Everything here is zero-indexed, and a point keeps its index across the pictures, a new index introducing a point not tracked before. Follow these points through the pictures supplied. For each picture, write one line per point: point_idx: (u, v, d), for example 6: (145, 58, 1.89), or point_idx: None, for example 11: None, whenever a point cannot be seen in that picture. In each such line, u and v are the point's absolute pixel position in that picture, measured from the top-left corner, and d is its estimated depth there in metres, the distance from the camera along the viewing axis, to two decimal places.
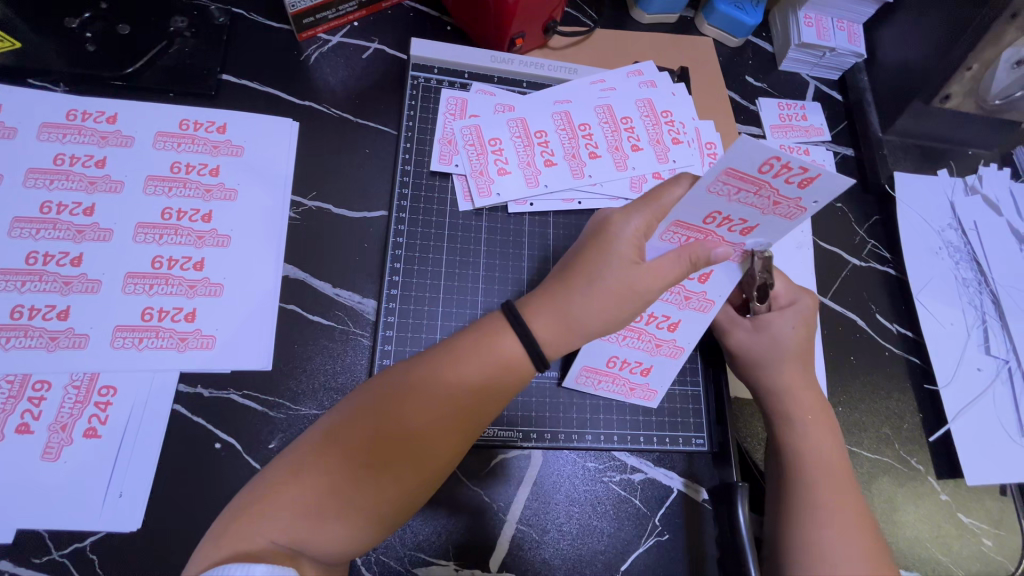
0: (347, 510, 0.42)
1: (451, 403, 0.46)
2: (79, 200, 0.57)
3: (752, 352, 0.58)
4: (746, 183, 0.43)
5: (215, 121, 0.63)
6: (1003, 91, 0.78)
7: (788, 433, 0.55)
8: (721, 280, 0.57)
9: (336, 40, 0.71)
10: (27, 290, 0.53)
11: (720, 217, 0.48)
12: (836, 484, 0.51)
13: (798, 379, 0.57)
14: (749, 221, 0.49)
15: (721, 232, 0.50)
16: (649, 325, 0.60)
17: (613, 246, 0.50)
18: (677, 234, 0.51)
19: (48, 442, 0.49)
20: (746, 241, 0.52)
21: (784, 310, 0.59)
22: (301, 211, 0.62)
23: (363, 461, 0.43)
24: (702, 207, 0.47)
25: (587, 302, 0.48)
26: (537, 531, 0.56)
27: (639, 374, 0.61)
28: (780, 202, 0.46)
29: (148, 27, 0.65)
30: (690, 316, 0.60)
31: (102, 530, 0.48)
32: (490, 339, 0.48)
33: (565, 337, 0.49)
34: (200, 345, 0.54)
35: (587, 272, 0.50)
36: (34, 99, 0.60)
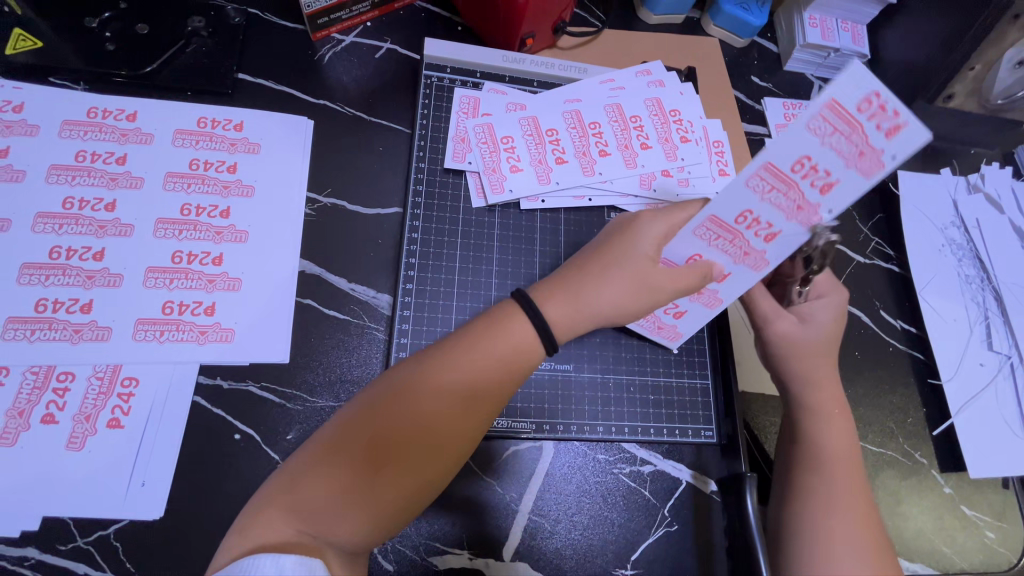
0: (366, 489, 0.43)
1: (464, 386, 0.47)
2: (100, 196, 0.58)
3: (793, 342, 0.57)
4: (841, 122, 0.37)
5: (232, 119, 0.64)
6: (1005, 91, 0.79)
7: (809, 424, 0.55)
8: (743, 280, 0.53)
9: (349, 40, 0.72)
10: (51, 284, 0.54)
11: (806, 164, 0.40)
12: (848, 477, 0.52)
13: (826, 373, 0.57)
14: (832, 175, 0.40)
15: (803, 186, 0.41)
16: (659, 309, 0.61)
17: (635, 245, 0.51)
18: (758, 183, 0.43)
19: (73, 432, 0.51)
20: (823, 205, 0.42)
21: (822, 301, 0.58)
22: (317, 207, 0.63)
23: (381, 441, 0.44)
24: (734, 202, 0.45)
25: (596, 294, 0.50)
26: (549, 521, 0.57)
27: (671, 316, 0.61)
28: (865, 153, 0.38)
29: (166, 27, 0.66)
30: (697, 309, 0.59)
31: (125, 518, 0.49)
32: (501, 325, 0.49)
33: (574, 318, 0.50)
34: (219, 338, 0.56)
35: (600, 264, 0.52)
36: (56, 97, 0.61)
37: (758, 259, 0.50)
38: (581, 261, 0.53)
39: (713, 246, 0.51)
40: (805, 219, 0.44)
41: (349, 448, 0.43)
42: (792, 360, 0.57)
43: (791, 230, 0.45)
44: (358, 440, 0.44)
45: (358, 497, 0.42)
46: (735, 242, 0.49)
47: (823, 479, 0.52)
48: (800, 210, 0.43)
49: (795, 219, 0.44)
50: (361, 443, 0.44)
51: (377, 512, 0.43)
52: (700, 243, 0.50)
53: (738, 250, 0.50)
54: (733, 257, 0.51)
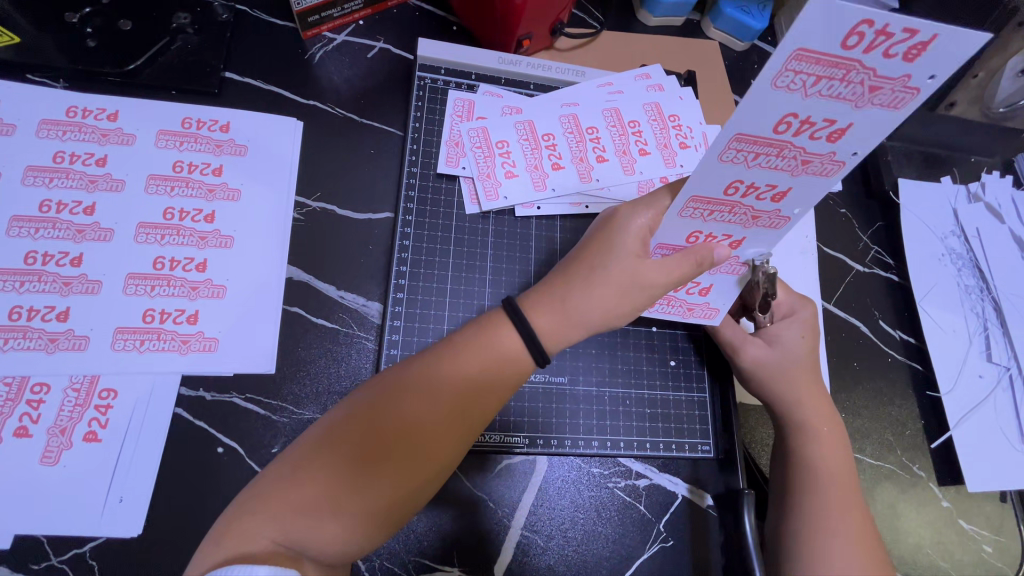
0: (343, 494, 0.41)
1: (453, 389, 0.45)
2: (79, 199, 0.56)
3: (767, 366, 0.58)
4: (827, 67, 0.33)
5: (217, 120, 0.62)
6: (1007, 99, 0.79)
7: (799, 441, 0.55)
8: (759, 238, 0.51)
9: (340, 39, 0.70)
10: (26, 291, 0.52)
11: (796, 122, 0.37)
12: (846, 494, 0.51)
13: (809, 388, 0.56)
14: (837, 122, 0.36)
15: (799, 141, 0.38)
16: (680, 291, 0.56)
17: (618, 236, 0.50)
18: (740, 153, 0.40)
19: (47, 445, 0.49)
20: (837, 149, 0.39)
21: (789, 321, 0.59)
22: (305, 212, 0.61)
23: (365, 445, 0.42)
24: (718, 179, 0.42)
25: (588, 298, 0.48)
26: (542, 537, 0.55)
27: (698, 294, 0.57)
28: (880, 86, 0.34)
29: (150, 23, 0.64)
30: (722, 280, 0.56)
31: (101, 536, 0.47)
32: (489, 333, 0.47)
33: (565, 326, 0.48)
34: (201, 348, 0.54)
35: (584, 261, 0.50)
36: (34, 95, 0.59)
37: (772, 217, 0.47)
38: (568, 267, 0.51)
39: (710, 222, 0.48)
40: (819, 167, 0.41)
41: (328, 452, 0.42)
42: (768, 383, 0.57)
43: (804, 182, 0.43)
44: (342, 443, 0.42)
45: (338, 503, 0.40)
46: (736, 211, 0.47)
47: (820, 496, 0.51)
48: (806, 162, 0.40)
49: (804, 172, 0.42)
50: (343, 445, 0.42)
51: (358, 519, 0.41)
52: (694, 222, 0.48)
53: (746, 216, 0.47)
54: (740, 224, 0.48)
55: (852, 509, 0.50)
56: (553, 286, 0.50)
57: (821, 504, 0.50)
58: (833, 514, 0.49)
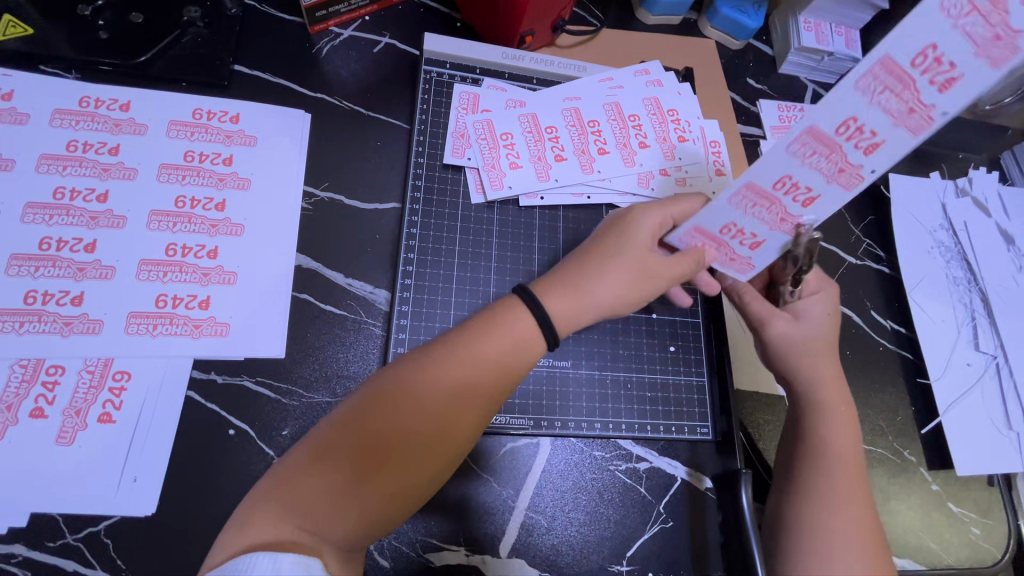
0: (359, 487, 0.42)
1: (463, 381, 0.46)
2: (92, 186, 0.57)
3: (795, 341, 0.59)
4: (894, 81, 0.35)
5: (227, 111, 0.63)
6: (993, 97, 0.86)
7: (815, 421, 0.56)
8: (777, 247, 0.52)
9: (346, 34, 0.71)
10: (41, 275, 0.53)
11: (851, 126, 0.38)
12: (852, 475, 0.53)
13: (829, 366, 0.58)
14: (878, 136, 0.38)
15: (846, 147, 0.40)
16: (732, 238, 0.53)
17: (632, 231, 0.53)
18: (804, 146, 0.41)
19: (62, 426, 0.50)
20: (866, 166, 0.40)
21: (816, 296, 0.61)
22: (314, 201, 0.63)
23: (375, 438, 0.43)
24: (773, 166, 0.43)
25: (602, 285, 0.51)
26: (547, 518, 0.57)
27: (746, 247, 0.54)
28: (914, 110, 0.36)
29: (161, 17, 0.65)
30: (776, 240, 0.51)
31: (116, 515, 0.48)
32: (503, 322, 0.48)
33: (580, 309, 0.50)
34: (213, 332, 0.55)
35: (601, 252, 0.53)
36: (47, 85, 0.60)
37: (796, 227, 0.48)
38: (586, 255, 0.53)
39: (748, 214, 0.49)
40: (847, 181, 0.42)
41: (344, 445, 0.43)
42: (793, 357, 0.59)
43: (832, 192, 0.43)
44: (356, 432, 0.43)
45: (350, 495, 0.42)
46: (773, 209, 0.47)
47: (828, 476, 0.52)
48: (842, 171, 0.42)
49: (835, 182, 0.43)
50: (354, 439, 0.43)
51: (370, 512, 0.42)
52: (734, 211, 0.50)
53: (776, 216, 0.48)
54: (767, 225, 0.49)
55: (853, 491, 0.52)
56: (571, 272, 0.51)
57: (829, 486, 0.52)
58: (840, 495, 0.51)
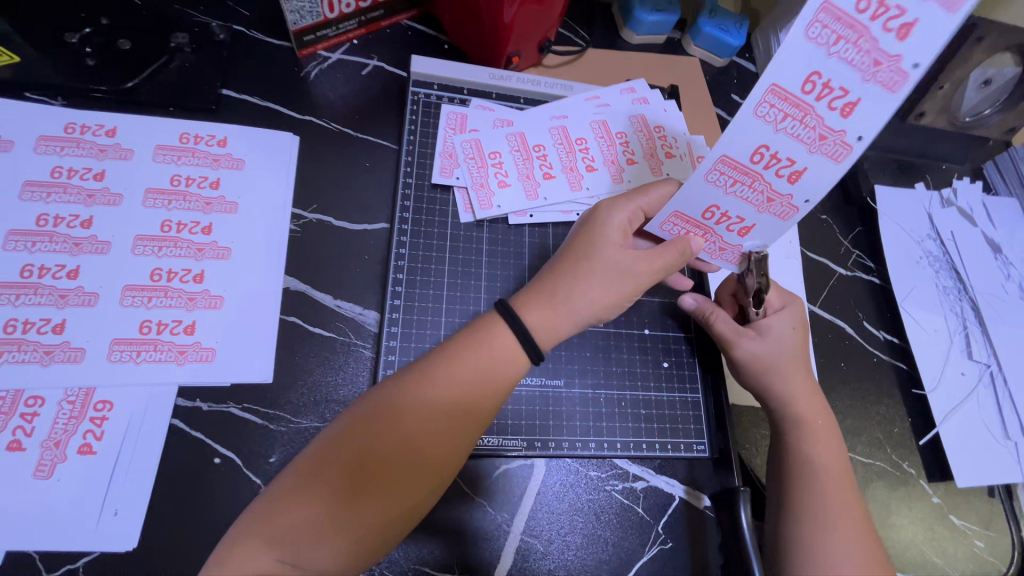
0: (344, 514, 0.41)
1: (446, 399, 0.45)
2: (77, 212, 0.56)
3: (762, 358, 0.59)
4: (845, 27, 0.37)
5: (215, 135, 0.63)
6: (973, 108, 0.85)
7: (799, 436, 0.56)
8: (767, 228, 0.54)
9: (335, 57, 0.72)
10: (22, 303, 0.52)
11: (819, 83, 0.40)
12: (845, 493, 0.52)
13: (800, 381, 0.58)
14: (850, 94, 0.39)
15: (820, 109, 0.41)
16: (720, 224, 0.55)
17: (601, 230, 0.54)
18: (772, 110, 0.43)
19: (41, 459, 0.48)
20: (847, 130, 0.41)
21: (780, 313, 0.61)
22: (302, 223, 0.62)
23: (361, 464, 0.42)
24: (748, 139, 0.45)
25: (577, 289, 0.50)
26: (542, 542, 0.55)
27: (737, 233, 0.56)
28: (880, 62, 0.37)
29: (150, 43, 0.66)
30: (766, 222, 0.53)
31: (94, 551, 0.47)
32: (487, 337, 0.48)
33: (558, 320, 0.50)
34: (199, 358, 0.54)
35: (571, 254, 0.53)
36: (33, 112, 0.60)
37: (783, 203, 0.50)
38: (558, 263, 0.53)
39: (730, 194, 0.51)
40: (831, 149, 0.43)
41: (327, 471, 0.42)
42: (763, 375, 0.59)
43: (817, 163, 0.45)
44: (340, 458, 0.42)
45: (335, 522, 0.40)
46: (756, 185, 0.49)
47: (820, 494, 0.52)
48: (822, 138, 0.43)
49: (818, 150, 0.44)
50: (337, 469, 0.42)
51: (356, 544, 0.41)
52: (716, 191, 0.51)
53: (763, 195, 0.50)
54: (755, 205, 0.51)
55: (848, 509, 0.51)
56: (548, 288, 0.50)
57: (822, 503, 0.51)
58: (834, 514, 0.50)
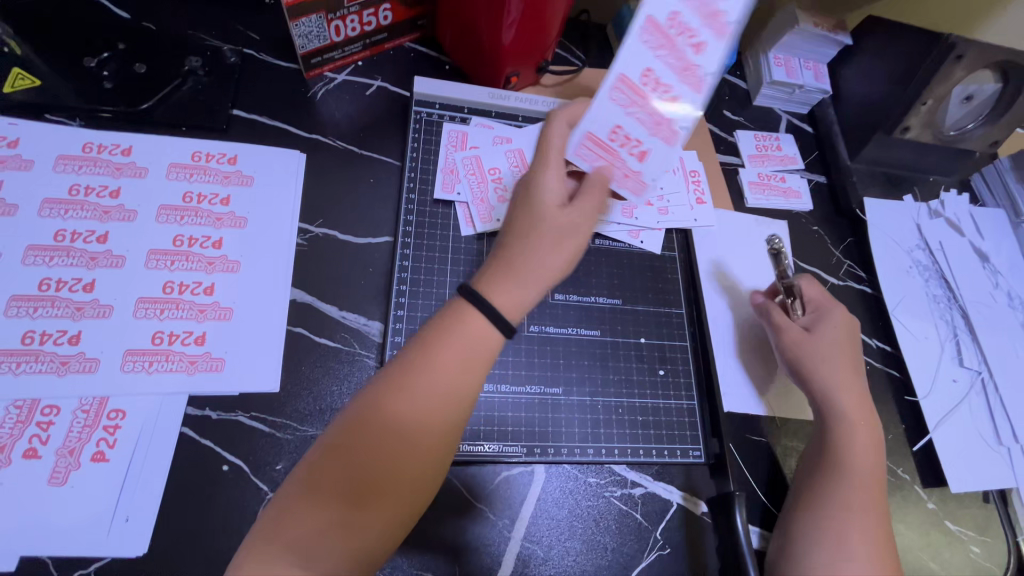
0: (349, 519, 0.42)
1: (428, 395, 0.46)
2: (93, 228, 0.59)
3: (806, 352, 0.62)
4: None
5: (225, 154, 0.66)
6: (957, 123, 0.85)
7: (838, 430, 0.58)
8: (660, 159, 0.54)
9: (340, 78, 0.75)
10: (39, 315, 0.54)
11: (678, 23, 0.49)
12: (871, 486, 0.54)
13: (845, 378, 0.60)
14: (699, 37, 0.49)
15: (682, 44, 0.49)
16: (623, 147, 0.54)
17: (535, 198, 0.53)
18: (652, 37, 0.49)
19: (55, 466, 0.49)
20: (702, 66, 0.50)
21: (823, 315, 0.65)
22: (308, 237, 0.65)
23: (358, 468, 0.43)
24: (634, 57, 0.50)
25: (529, 261, 0.50)
26: (543, 548, 0.57)
27: (636, 158, 0.54)
28: (713, 15, 0.48)
29: (164, 67, 0.69)
30: (662, 147, 0.53)
31: (106, 556, 0.48)
32: (457, 324, 0.48)
33: (522, 294, 0.50)
34: (209, 368, 0.55)
35: (521, 225, 0.52)
36: (53, 133, 0.62)
37: (669, 130, 0.52)
38: (511, 238, 0.52)
39: (626, 113, 0.52)
40: (693, 80, 0.50)
41: (327, 479, 0.43)
42: (810, 367, 0.61)
43: (686, 93, 0.51)
44: (337, 466, 0.43)
45: (343, 527, 0.42)
46: (645, 108, 0.52)
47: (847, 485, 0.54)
48: (686, 71, 0.50)
49: (686, 80, 0.50)
50: (334, 478, 0.43)
51: (362, 547, 0.42)
52: (614, 109, 0.52)
53: (650, 118, 0.52)
54: (646, 129, 0.52)
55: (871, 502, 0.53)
56: (507, 266, 0.50)
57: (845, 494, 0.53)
58: (855, 506, 0.52)
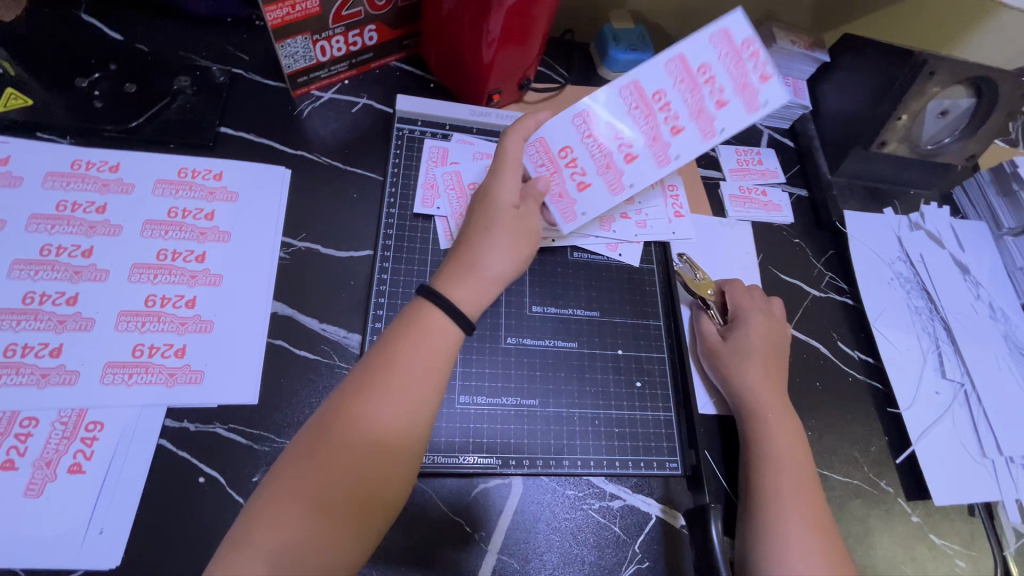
0: (325, 526, 0.43)
1: (396, 397, 0.47)
2: (78, 243, 0.60)
3: (726, 357, 0.66)
4: (684, 79, 0.64)
5: (211, 170, 0.67)
6: (934, 137, 0.86)
7: (758, 430, 0.61)
8: (597, 197, 0.66)
9: (326, 96, 0.77)
10: (22, 328, 0.55)
11: (664, 101, 0.64)
12: (800, 483, 0.57)
13: (762, 378, 0.64)
14: (681, 123, 0.64)
15: (660, 119, 0.65)
16: (568, 168, 0.66)
17: (490, 200, 0.58)
18: (632, 98, 0.65)
19: (32, 478, 0.50)
20: (673, 146, 0.65)
21: (747, 319, 0.68)
22: (291, 251, 0.66)
23: (331, 475, 0.44)
24: (614, 104, 0.65)
25: (487, 254, 0.55)
26: (520, 561, 0.56)
27: (575, 186, 0.66)
28: (701, 114, 0.64)
29: (154, 86, 0.71)
30: (599, 186, 0.66)
31: (80, 568, 0.48)
32: (419, 323, 0.50)
33: (481, 288, 0.53)
34: (188, 380, 0.56)
35: (477, 230, 0.57)
36: (43, 150, 0.64)
37: (615, 177, 0.66)
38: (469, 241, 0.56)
39: (583, 143, 0.66)
40: (659, 153, 0.65)
41: (301, 490, 0.43)
42: (731, 371, 0.65)
43: (649, 159, 0.65)
44: (309, 475, 0.44)
45: (319, 535, 0.42)
46: (605, 148, 0.66)
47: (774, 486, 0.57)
48: (655, 141, 0.65)
49: (653, 149, 0.65)
50: (332, 498, 0.43)
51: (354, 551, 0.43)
52: (575, 133, 0.66)
53: (606, 162, 0.66)
54: (596, 167, 0.66)
55: (801, 501, 0.56)
56: (461, 264, 0.54)
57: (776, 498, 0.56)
58: (787, 509, 0.55)
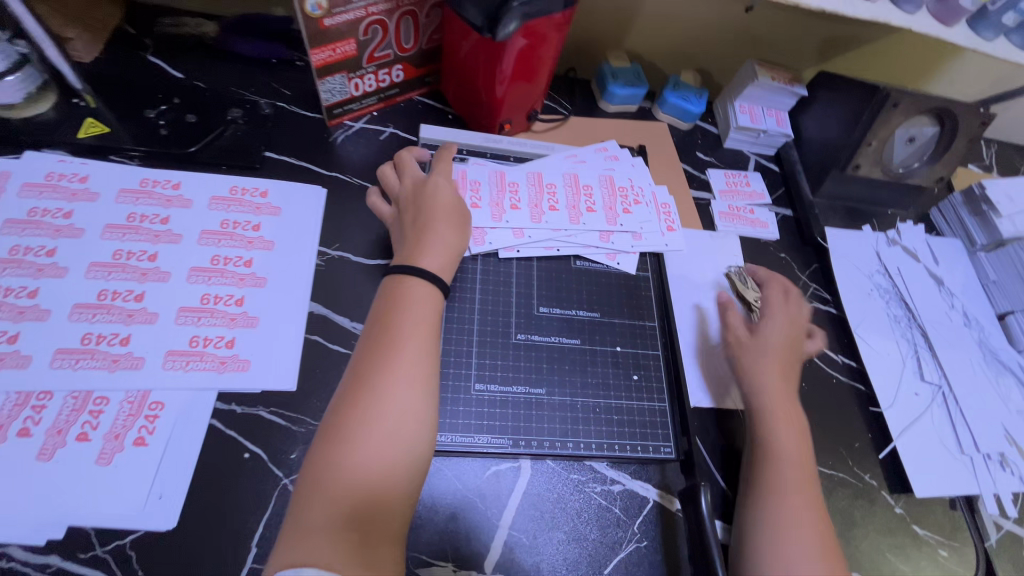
0: (362, 475, 0.50)
1: (406, 365, 0.56)
2: (145, 249, 0.69)
3: (750, 344, 0.74)
4: (590, 189, 0.86)
5: (259, 188, 0.77)
6: (904, 162, 0.95)
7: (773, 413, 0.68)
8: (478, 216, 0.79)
9: (358, 126, 0.87)
10: (97, 320, 0.63)
11: (563, 189, 0.84)
12: (805, 464, 0.64)
13: (779, 366, 0.71)
14: (567, 210, 0.82)
15: (555, 199, 0.83)
16: (477, 190, 0.81)
17: (433, 189, 0.71)
18: (543, 176, 0.85)
19: (103, 448, 0.57)
20: (548, 218, 0.81)
21: (777, 315, 0.76)
22: (326, 259, 0.75)
23: (360, 433, 0.52)
24: (531, 170, 0.85)
25: (436, 229, 0.67)
26: (529, 536, 0.62)
27: (473, 202, 0.80)
28: (591, 213, 0.83)
29: (211, 117, 0.81)
30: (482, 211, 0.79)
31: (142, 529, 0.55)
32: (405, 293, 0.61)
33: (442, 258, 0.66)
34: (236, 368, 0.64)
35: (430, 208, 0.69)
36: (115, 170, 0.74)
37: (496, 211, 0.80)
38: (425, 217, 0.68)
39: (491, 181, 0.82)
40: (535, 215, 0.81)
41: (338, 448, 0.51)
42: (750, 356, 0.72)
43: (527, 214, 0.80)
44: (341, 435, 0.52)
45: (360, 483, 0.50)
46: (507, 191, 0.82)
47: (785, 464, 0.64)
48: (538, 207, 0.82)
49: (538, 210, 0.81)
50: (364, 463, 0.51)
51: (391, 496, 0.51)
52: (491, 173, 0.83)
53: (497, 200, 0.81)
54: (489, 199, 0.81)
55: (804, 477, 0.63)
56: (417, 239, 0.66)
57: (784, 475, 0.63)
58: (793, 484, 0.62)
